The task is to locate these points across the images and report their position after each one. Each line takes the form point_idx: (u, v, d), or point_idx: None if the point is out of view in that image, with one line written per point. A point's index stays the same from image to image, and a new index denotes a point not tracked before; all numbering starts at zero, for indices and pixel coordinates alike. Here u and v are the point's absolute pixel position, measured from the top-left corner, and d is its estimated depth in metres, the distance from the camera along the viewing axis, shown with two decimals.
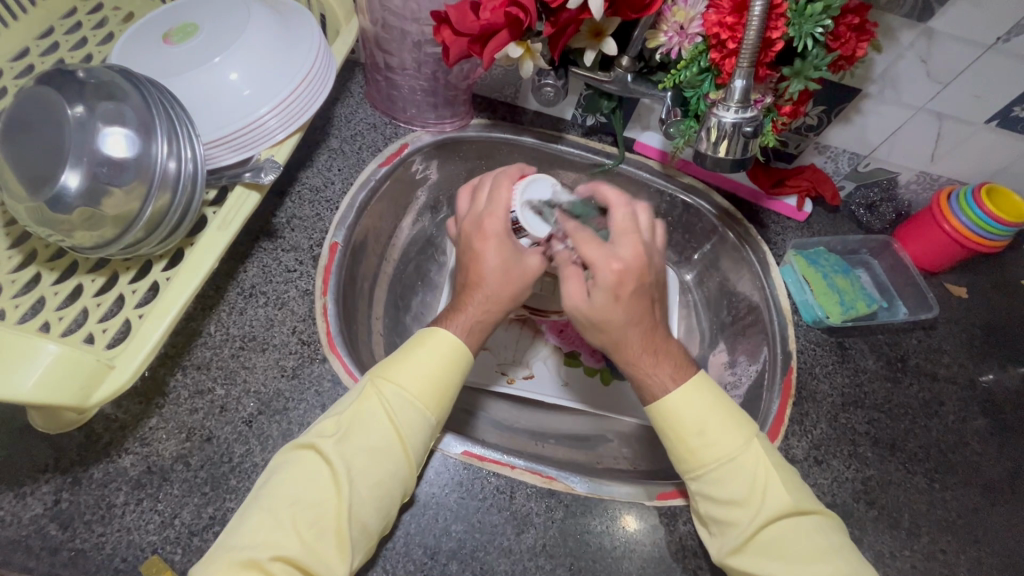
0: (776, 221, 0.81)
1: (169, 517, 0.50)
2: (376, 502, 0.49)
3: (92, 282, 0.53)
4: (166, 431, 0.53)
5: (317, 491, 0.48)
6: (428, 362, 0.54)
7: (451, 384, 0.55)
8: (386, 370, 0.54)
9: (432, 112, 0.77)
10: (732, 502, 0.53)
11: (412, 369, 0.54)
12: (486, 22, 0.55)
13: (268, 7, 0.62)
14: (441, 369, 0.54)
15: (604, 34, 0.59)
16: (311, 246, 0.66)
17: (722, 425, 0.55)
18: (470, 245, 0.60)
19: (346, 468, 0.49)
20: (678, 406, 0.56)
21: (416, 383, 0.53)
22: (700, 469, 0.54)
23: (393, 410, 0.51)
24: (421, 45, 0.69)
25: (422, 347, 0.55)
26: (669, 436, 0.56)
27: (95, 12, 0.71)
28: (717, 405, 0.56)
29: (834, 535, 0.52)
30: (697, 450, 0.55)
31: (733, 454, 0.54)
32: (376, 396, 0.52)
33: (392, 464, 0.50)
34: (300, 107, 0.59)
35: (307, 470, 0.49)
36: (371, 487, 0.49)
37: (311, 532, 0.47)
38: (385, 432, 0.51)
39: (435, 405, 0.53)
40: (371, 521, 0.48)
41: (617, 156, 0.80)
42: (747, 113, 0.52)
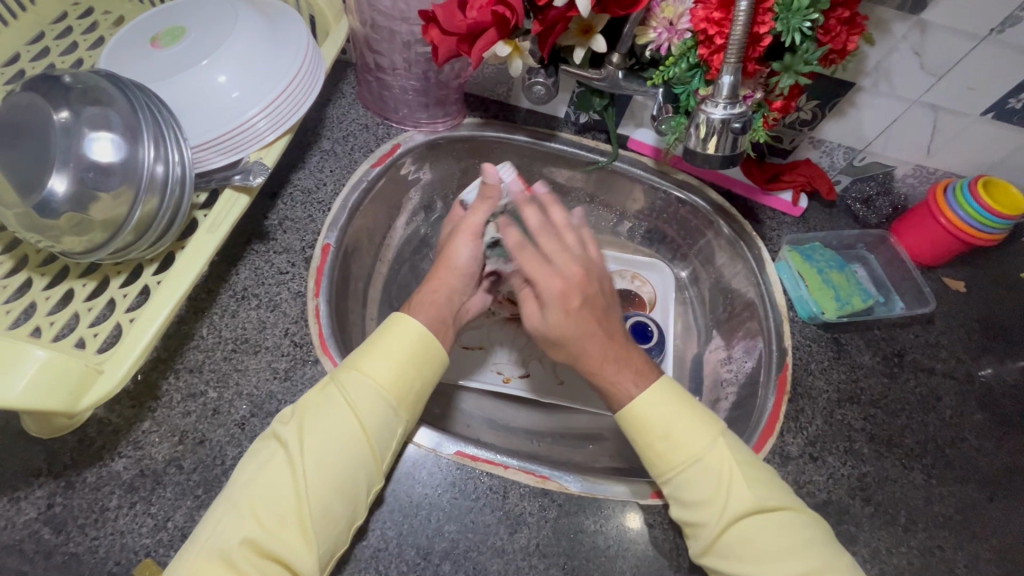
0: (772, 217, 0.80)
1: (162, 520, 0.50)
2: (335, 488, 0.48)
3: (83, 287, 0.53)
4: (159, 435, 0.53)
5: (274, 476, 0.48)
6: (390, 347, 0.54)
7: (415, 371, 0.55)
8: (351, 358, 0.55)
9: (423, 112, 0.77)
10: (700, 504, 0.52)
11: (375, 353, 0.54)
12: (474, 21, 0.55)
13: (256, 9, 0.61)
14: (400, 356, 0.54)
15: (593, 31, 0.59)
16: (304, 247, 0.66)
17: (684, 423, 0.55)
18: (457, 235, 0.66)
19: (303, 453, 0.49)
20: (646, 403, 0.56)
21: (376, 369, 0.53)
22: (669, 473, 0.54)
23: (352, 396, 0.52)
24: (410, 44, 0.69)
25: (384, 335, 0.55)
26: (635, 437, 0.56)
27: (85, 17, 0.71)
28: (680, 405, 0.57)
29: (808, 530, 0.52)
30: (666, 452, 0.55)
31: (698, 457, 0.54)
32: (337, 384, 0.53)
33: (353, 448, 0.50)
34: (289, 109, 0.59)
35: (268, 457, 0.50)
36: (329, 473, 0.49)
37: (273, 518, 0.47)
38: (345, 417, 0.51)
39: (397, 390, 0.53)
40: (335, 508, 0.48)
41: (610, 153, 0.80)
42: (736, 109, 0.51)
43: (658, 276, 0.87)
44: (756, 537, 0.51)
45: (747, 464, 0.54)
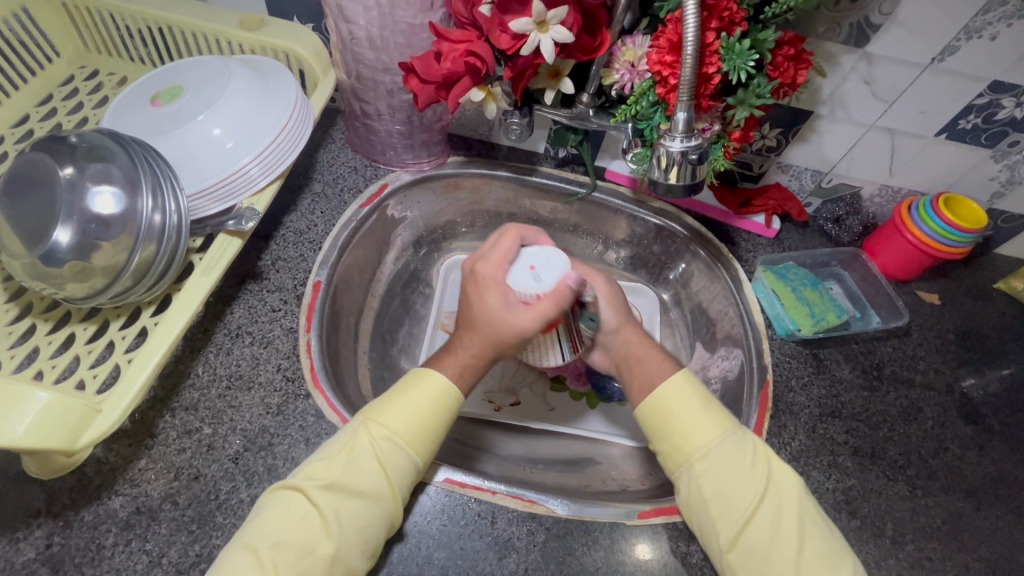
0: (747, 238, 0.84)
1: (157, 556, 0.51)
2: (362, 542, 0.50)
3: (84, 330, 0.56)
4: (155, 472, 0.55)
5: (300, 534, 0.49)
6: (418, 403, 0.56)
7: (438, 424, 0.57)
8: (379, 415, 0.56)
9: (409, 153, 0.82)
10: (731, 490, 0.55)
11: (407, 408, 0.56)
12: (449, 70, 0.59)
13: (248, 66, 0.66)
14: (428, 412, 0.56)
15: (561, 75, 0.63)
16: (295, 285, 0.69)
17: (706, 410, 0.59)
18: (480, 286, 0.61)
19: (332, 509, 0.50)
20: (668, 394, 0.60)
21: (405, 427, 0.55)
22: (699, 452, 0.57)
23: (381, 452, 0.53)
24: (394, 91, 0.74)
25: (414, 390, 0.57)
26: (662, 428, 0.59)
27: (91, 79, 0.77)
28: (703, 397, 0.61)
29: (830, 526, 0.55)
30: (694, 433, 0.58)
31: (727, 436, 0.57)
32: (366, 439, 0.54)
33: (377, 504, 0.51)
34: (279, 156, 0.63)
35: (293, 511, 0.50)
36: (356, 529, 0.50)
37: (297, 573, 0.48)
38: (373, 473, 0.52)
39: (421, 445, 0.55)
40: (356, 560, 0.50)
41: (589, 184, 0.84)
42: (692, 141, 0.55)
43: (643, 300, 0.90)
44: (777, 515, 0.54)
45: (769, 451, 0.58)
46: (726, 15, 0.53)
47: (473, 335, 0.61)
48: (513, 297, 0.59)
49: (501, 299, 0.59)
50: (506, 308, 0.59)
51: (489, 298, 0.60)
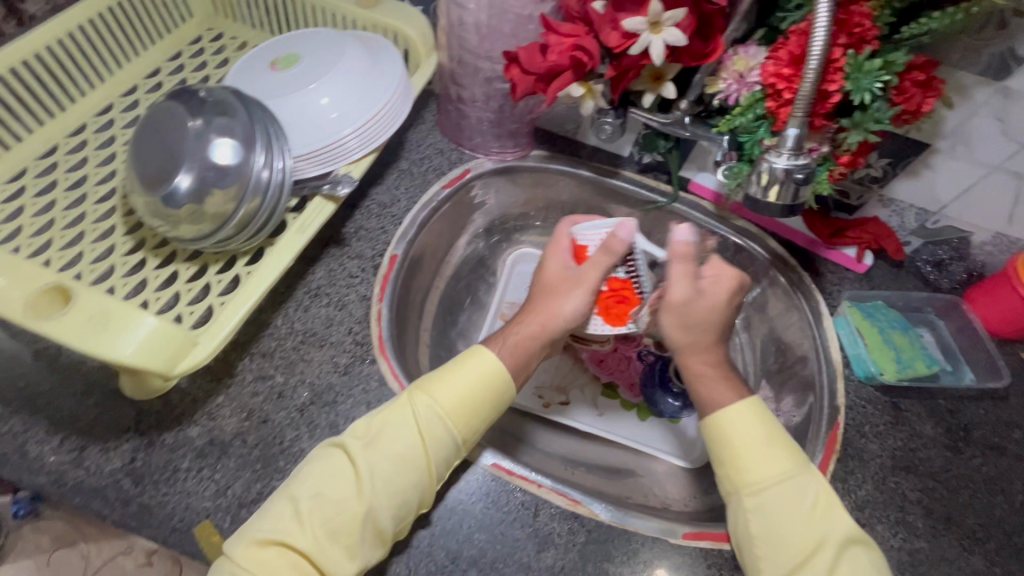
0: (834, 271, 0.79)
1: (223, 487, 0.54)
2: (392, 509, 0.51)
3: (187, 270, 0.61)
4: (230, 409, 0.59)
5: (337, 489, 0.51)
6: (462, 381, 0.57)
7: (481, 405, 0.57)
8: (424, 390, 0.57)
9: (495, 142, 0.83)
10: (784, 530, 0.52)
11: (453, 381, 0.57)
12: (553, 63, 0.59)
13: (361, 42, 0.69)
14: (473, 391, 0.57)
15: (664, 79, 0.62)
16: (374, 255, 0.72)
17: (769, 446, 0.56)
18: (546, 260, 0.67)
19: (368, 470, 0.52)
20: (734, 422, 0.57)
21: (448, 401, 0.56)
22: (757, 488, 0.54)
23: (422, 422, 0.54)
24: (491, 80, 0.75)
25: (459, 366, 0.58)
26: (720, 453, 0.57)
27: (217, 41, 0.83)
28: (771, 427, 0.57)
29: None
30: (753, 467, 0.55)
31: (789, 475, 0.54)
32: (409, 407, 0.56)
33: (412, 475, 0.52)
34: (378, 130, 0.66)
35: (332, 467, 0.53)
36: (389, 494, 0.51)
37: (328, 537, 0.49)
38: (412, 445, 0.53)
39: (462, 424, 0.56)
40: (387, 526, 0.51)
41: (670, 194, 0.83)
42: (799, 160, 0.52)
43: None
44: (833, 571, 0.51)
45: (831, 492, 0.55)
46: (857, 32, 0.50)
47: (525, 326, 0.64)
48: (568, 259, 0.66)
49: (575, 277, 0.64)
50: (563, 268, 0.66)
51: (548, 260, 0.67)
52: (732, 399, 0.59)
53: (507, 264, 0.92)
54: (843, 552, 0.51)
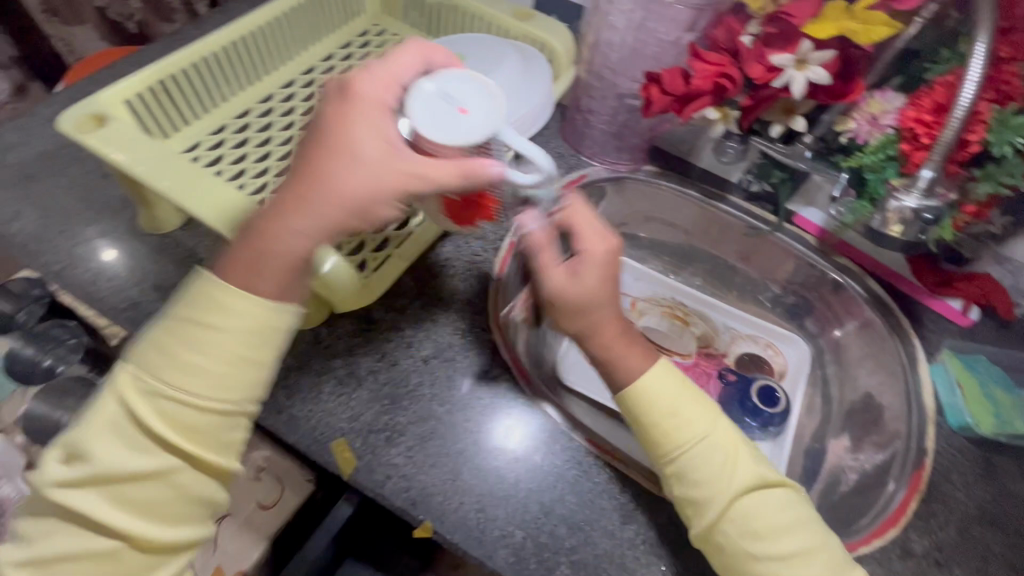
0: (934, 320, 0.79)
1: (357, 413, 0.63)
2: (170, 485, 0.50)
3: (348, 227, 0.70)
4: (365, 350, 0.67)
5: (137, 447, 0.50)
6: (221, 337, 0.50)
7: (248, 356, 0.51)
8: (190, 332, 0.50)
9: (613, 153, 0.90)
10: (704, 481, 0.56)
11: (213, 328, 0.50)
12: (695, 87, 0.65)
13: (517, 51, 0.77)
14: (237, 345, 0.50)
15: (794, 112, 0.67)
16: (495, 239, 0.79)
17: (692, 403, 0.60)
18: (358, 107, 0.52)
19: (164, 457, 0.50)
20: (650, 385, 0.60)
21: (216, 361, 0.50)
22: (675, 447, 0.58)
23: (186, 402, 0.50)
24: (624, 96, 0.82)
25: (232, 301, 0.50)
26: (642, 416, 0.60)
27: (380, 35, 0.95)
28: (683, 384, 0.62)
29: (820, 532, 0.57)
30: (673, 429, 0.58)
31: (705, 433, 0.58)
32: (162, 373, 0.50)
33: (201, 449, 0.51)
34: (521, 129, 0.75)
35: (153, 427, 0.50)
36: (165, 468, 0.50)
37: (192, 507, 0.52)
38: (200, 421, 0.50)
39: (230, 381, 0.51)
40: (190, 494, 0.51)
41: (773, 224, 0.87)
42: (929, 202, 0.56)
43: (794, 350, 0.91)
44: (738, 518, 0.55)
45: (745, 448, 0.59)
46: (1005, 89, 0.54)
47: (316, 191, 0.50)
48: (401, 139, 0.52)
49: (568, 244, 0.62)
50: (393, 147, 0.51)
51: (356, 126, 0.51)
52: (645, 366, 0.62)
53: None
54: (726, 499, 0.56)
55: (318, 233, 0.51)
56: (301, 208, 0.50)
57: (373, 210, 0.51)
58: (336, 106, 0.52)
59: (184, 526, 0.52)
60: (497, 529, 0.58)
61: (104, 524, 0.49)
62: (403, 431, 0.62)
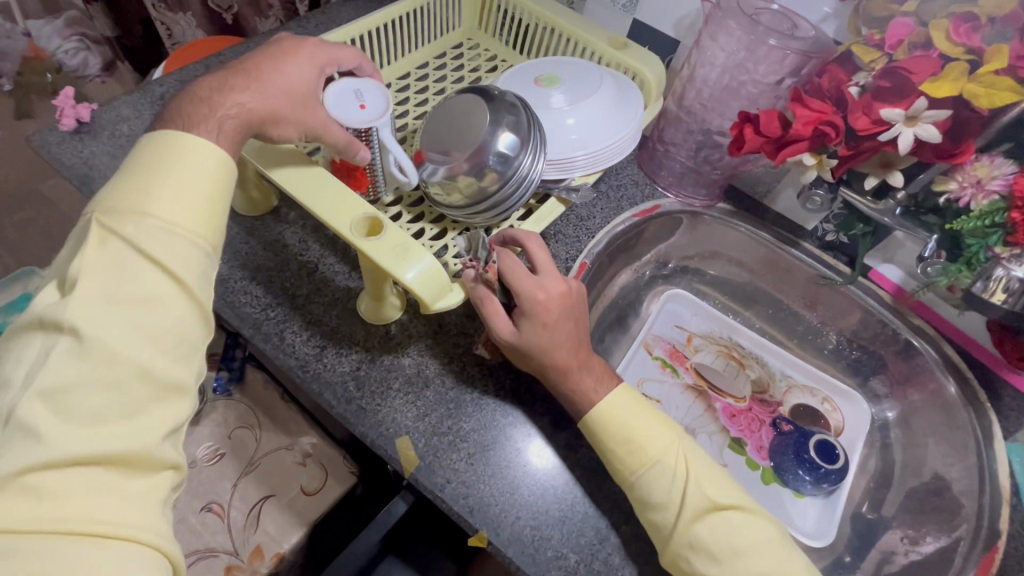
0: (1012, 396, 0.76)
1: (423, 413, 0.64)
2: (148, 343, 0.43)
3: (432, 230, 0.72)
4: (436, 351, 0.68)
5: (110, 308, 0.42)
6: (180, 172, 0.48)
7: (204, 192, 0.49)
8: (139, 180, 0.47)
9: (690, 187, 0.90)
10: (658, 502, 0.56)
11: (169, 176, 0.48)
12: (795, 132, 0.65)
13: (614, 79, 0.79)
14: (196, 182, 0.48)
15: (892, 167, 0.66)
16: (567, 259, 0.80)
17: (649, 424, 0.60)
18: (315, 54, 0.62)
19: (123, 318, 0.42)
20: (607, 412, 0.60)
21: (181, 207, 0.47)
22: (636, 471, 0.58)
23: (156, 245, 0.45)
24: (712, 132, 0.84)
25: (171, 154, 0.49)
26: (603, 443, 0.59)
27: (473, 50, 0.98)
28: (642, 408, 0.61)
29: (790, 562, 0.54)
30: (629, 451, 0.58)
31: (657, 457, 0.58)
32: (122, 223, 0.45)
33: (174, 306, 0.45)
34: (607, 155, 0.76)
35: (108, 282, 0.43)
36: (139, 328, 0.42)
37: (171, 338, 0.44)
38: (162, 278, 0.44)
39: (211, 232, 0.49)
40: (172, 368, 0.44)
41: (847, 276, 0.86)
42: None
43: (852, 408, 0.89)
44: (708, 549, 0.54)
45: (701, 467, 0.58)
46: None
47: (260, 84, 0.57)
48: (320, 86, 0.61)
49: (531, 278, 0.62)
50: (311, 88, 0.60)
51: (290, 67, 0.59)
52: (602, 391, 0.61)
53: (654, 306, 0.97)
54: (689, 527, 0.55)
55: (259, 110, 0.56)
56: (251, 87, 0.56)
57: (278, 126, 0.57)
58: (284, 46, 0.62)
59: (159, 412, 0.42)
60: (550, 549, 0.58)
61: (57, 417, 0.38)
62: (465, 438, 0.63)
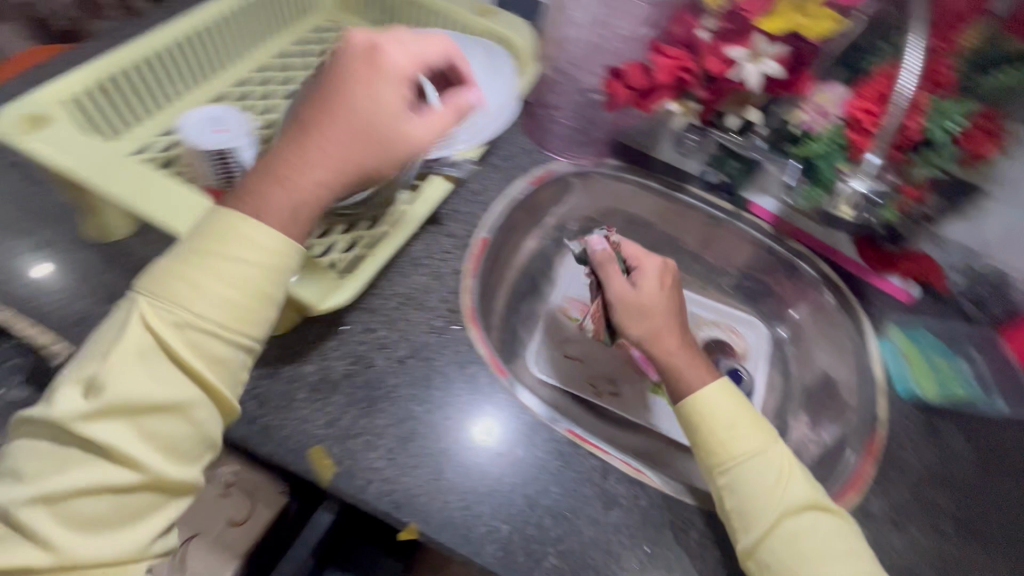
0: (879, 297, 0.85)
1: (333, 419, 0.62)
2: (154, 450, 0.47)
3: (315, 227, 0.68)
4: (339, 353, 0.66)
5: (169, 412, 0.48)
6: (226, 264, 0.49)
7: (251, 283, 0.49)
8: (183, 266, 0.49)
9: (577, 148, 0.91)
10: (756, 497, 0.57)
11: (218, 263, 0.49)
12: (659, 81, 0.67)
13: (481, 49, 0.78)
14: (241, 274, 0.49)
15: (748, 104, 0.71)
16: (465, 236, 0.79)
17: (741, 422, 0.61)
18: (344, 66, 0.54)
19: (148, 425, 0.47)
20: (708, 400, 0.62)
21: (211, 299, 0.48)
22: (727, 462, 0.59)
23: (199, 342, 0.48)
24: (586, 91, 0.84)
25: (218, 244, 0.49)
26: (694, 432, 0.62)
27: (337, 33, 0.92)
28: (740, 406, 0.63)
29: (849, 541, 0.56)
30: (727, 443, 0.60)
31: (757, 451, 0.60)
32: (165, 310, 0.48)
33: (196, 406, 0.49)
34: (488, 130, 0.77)
35: (167, 378, 0.48)
36: (171, 432, 0.48)
37: (170, 445, 0.48)
38: (190, 377, 0.48)
39: (241, 321, 0.50)
40: (181, 466, 0.49)
41: (730, 211, 0.92)
42: (878, 184, 0.64)
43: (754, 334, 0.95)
44: (814, 540, 0.55)
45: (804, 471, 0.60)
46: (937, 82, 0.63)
47: (337, 123, 0.53)
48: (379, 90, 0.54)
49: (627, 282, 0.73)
50: (376, 98, 0.54)
51: (374, 87, 0.54)
52: (701, 382, 0.65)
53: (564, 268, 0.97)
54: (795, 520, 0.56)
55: (339, 185, 0.53)
56: (321, 120, 0.53)
57: (379, 168, 0.54)
58: (363, 59, 0.55)
59: (155, 518, 0.48)
60: (482, 525, 0.58)
61: (43, 536, 0.44)
62: (381, 435, 0.61)
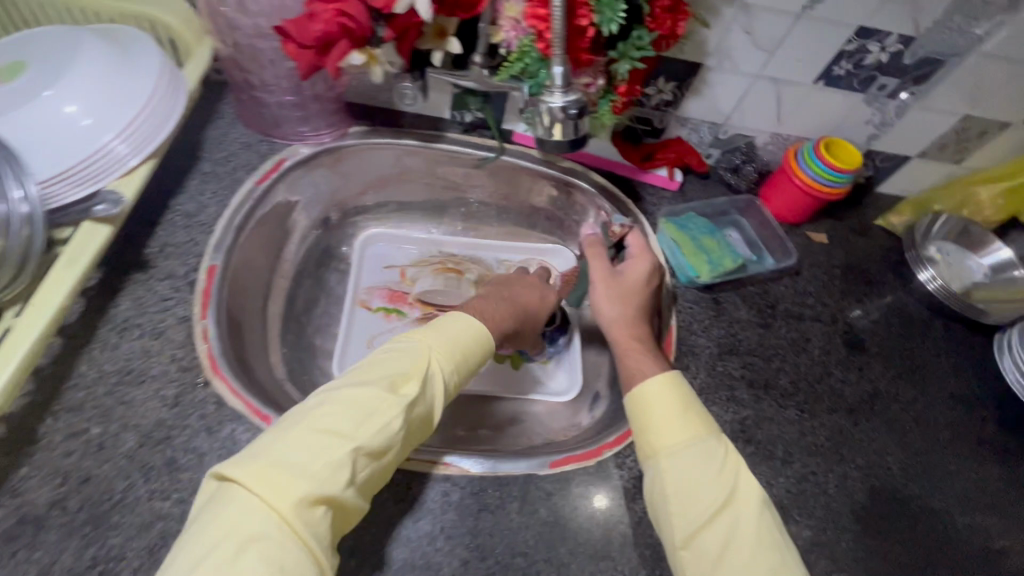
0: (653, 193, 0.86)
1: (48, 563, 0.49)
2: None
3: None
4: (39, 478, 0.52)
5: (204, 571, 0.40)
6: (336, 413, 0.49)
7: (347, 424, 0.48)
8: (278, 437, 0.48)
9: (305, 126, 0.78)
10: (693, 490, 0.54)
11: (312, 420, 0.48)
12: (322, 32, 0.56)
13: (107, 39, 0.61)
14: (342, 415, 0.49)
15: (447, 33, 0.62)
16: (187, 272, 0.65)
17: (681, 416, 0.58)
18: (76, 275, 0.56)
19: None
20: (653, 394, 0.60)
21: (327, 442, 0.47)
22: (663, 456, 0.57)
23: (251, 500, 0.43)
24: (276, 60, 0.70)
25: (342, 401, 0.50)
26: (642, 431, 0.59)
27: None
28: (685, 399, 0.60)
29: (769, 521, 0.53)
30: (663, 436, 0.58)
31: (691, 441, 0.57)
32: (268, 461, 0.46)
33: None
34: (148, 132, 0.59)
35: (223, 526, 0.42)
36: None
37: None
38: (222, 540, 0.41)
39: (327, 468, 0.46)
40: None
41: (497, 148, 0.83)
42: (571, 96, 0.56)
43: (562, 260, 0.92)
44: (732, 529, 0.52)
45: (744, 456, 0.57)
46: None
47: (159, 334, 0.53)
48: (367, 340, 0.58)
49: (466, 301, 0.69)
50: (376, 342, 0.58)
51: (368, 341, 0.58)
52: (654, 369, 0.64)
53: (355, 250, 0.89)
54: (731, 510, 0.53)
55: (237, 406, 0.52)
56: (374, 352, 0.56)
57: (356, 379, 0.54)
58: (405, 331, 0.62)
59: None
60: None
61: None
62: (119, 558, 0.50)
